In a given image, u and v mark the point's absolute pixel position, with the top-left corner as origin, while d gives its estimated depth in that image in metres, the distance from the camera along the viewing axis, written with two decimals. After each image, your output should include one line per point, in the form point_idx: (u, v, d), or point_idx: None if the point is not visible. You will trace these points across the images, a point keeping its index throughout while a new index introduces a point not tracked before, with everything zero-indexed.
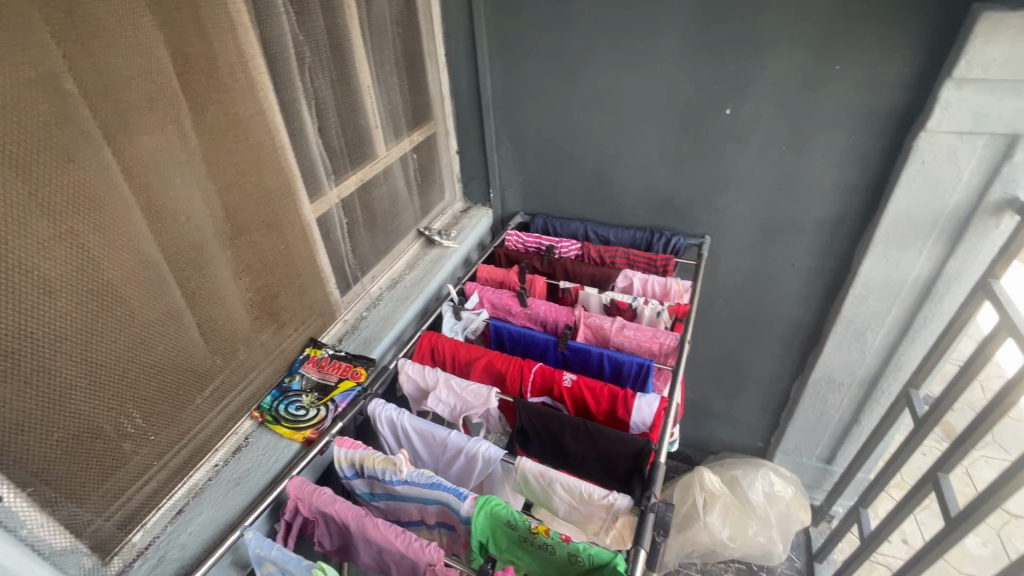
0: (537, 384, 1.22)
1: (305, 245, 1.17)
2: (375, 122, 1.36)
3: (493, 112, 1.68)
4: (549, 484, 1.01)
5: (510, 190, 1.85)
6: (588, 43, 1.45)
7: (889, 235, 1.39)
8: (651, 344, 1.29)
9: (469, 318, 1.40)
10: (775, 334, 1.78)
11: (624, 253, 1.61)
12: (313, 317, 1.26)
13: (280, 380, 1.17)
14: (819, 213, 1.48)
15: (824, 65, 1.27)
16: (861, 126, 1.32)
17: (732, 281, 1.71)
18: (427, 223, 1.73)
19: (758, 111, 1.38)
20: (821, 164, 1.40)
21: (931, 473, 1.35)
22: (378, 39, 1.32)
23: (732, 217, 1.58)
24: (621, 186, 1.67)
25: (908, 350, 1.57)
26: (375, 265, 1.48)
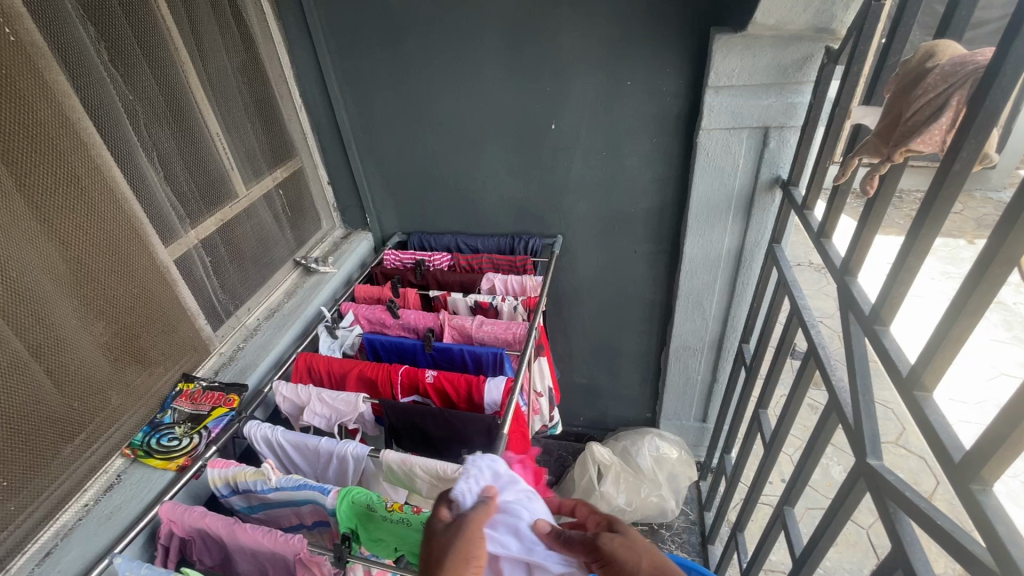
0: (405, 385, 1.35)
1: (164, 287, 1.25)
2: (230, 164, 1.46)
3: (354, 144, 1.82)
4: (410, 469, 1.14)
5: (385, 212, 1.99)
6: (425, 76, 1.62)
7: (698, 217, 1.65)
8: (506, 335, 1.47)
9: (344, 335, 1.52)
10: (637, 313, 2.01)
11: (489, 258, 1.78)
12: (185, 354, 1.32)
13: (152, 417, 1.23)
14: (645, 205, 1.72)
15: (619, 82, 1.51)
16: (658, 129, 1.57)
17: (592, 271, 1.93)
18: (304, 252, 1.82)
19: (577, 124, 1.61)
20: (636, 163, 1.64)
21: (756, 412, 1.61)
22: (221, 89, 1.42)
23: (578, 215, 1.80)
24: (481, 199, 1.85)
25: (738, 310, 1.84)
26: (250, 298, 1.56)
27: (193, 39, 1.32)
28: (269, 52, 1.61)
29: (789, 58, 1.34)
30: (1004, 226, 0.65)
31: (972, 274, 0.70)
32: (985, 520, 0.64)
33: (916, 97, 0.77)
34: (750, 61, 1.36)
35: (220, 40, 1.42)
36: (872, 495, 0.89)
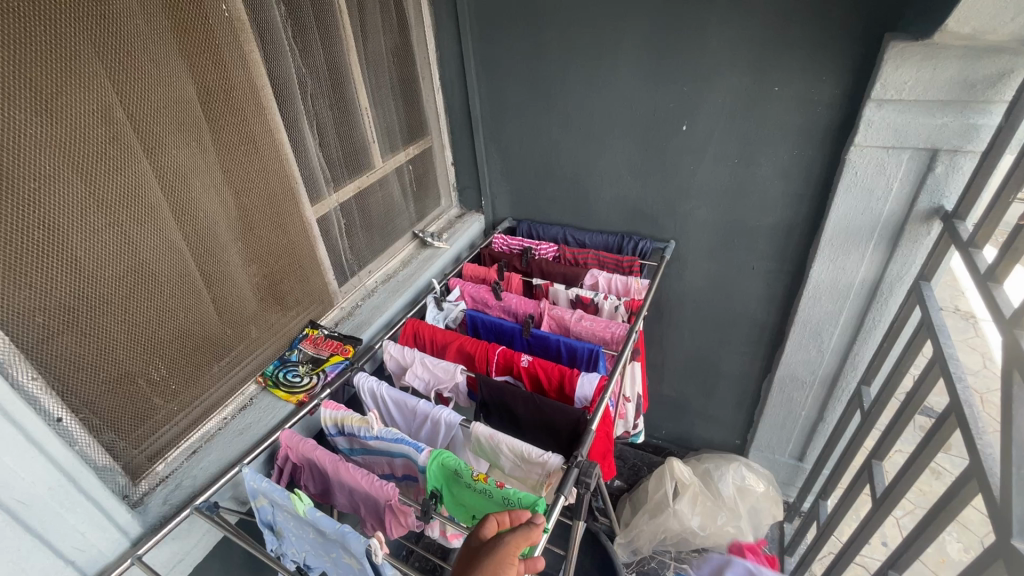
0: (500, 365, 1.40)
1: (306, 241, 1.40)
2: (372, 137, 1.59)
3: (482, 128, 1.89)
4: (496, 445, 1.19)
5: (500, 197, 2.05)
6: (561, 67, 1.65)
7: (832, 241, 1.51)
8: (604, 333, 1.46)
9: (449, 308, 1.61)
10: (742, 333, 1.90)
11: (595, 254, 1.77)
12: (313, 304, 1.48)
13: (282, 353, 1.39)
14: (771, 220, 1.62)
15: (765, 86, 1.42)
16: (801, 141, 1.45)
17: (700, 282, 1.85)
18: (423, 226, 1.94)
19: (710, 127, 1.54)
20: (769, 175, 1.54)
21: (868, 461, 1.46)
22: (375, 67, 1.55)
23: (695, 222, 1.73)
24: (596, 194, 1.85)
25: (862, 348, 1.67)
26: (372, 261, 1.70)
27: (358, 20, 1.45)
28: (420, 36, 1.72)
29: (978, 73, 1.17)
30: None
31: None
32: None
33: None
34: (927, 74, 1.21)
35: (380, 23, 1.54)
36: None
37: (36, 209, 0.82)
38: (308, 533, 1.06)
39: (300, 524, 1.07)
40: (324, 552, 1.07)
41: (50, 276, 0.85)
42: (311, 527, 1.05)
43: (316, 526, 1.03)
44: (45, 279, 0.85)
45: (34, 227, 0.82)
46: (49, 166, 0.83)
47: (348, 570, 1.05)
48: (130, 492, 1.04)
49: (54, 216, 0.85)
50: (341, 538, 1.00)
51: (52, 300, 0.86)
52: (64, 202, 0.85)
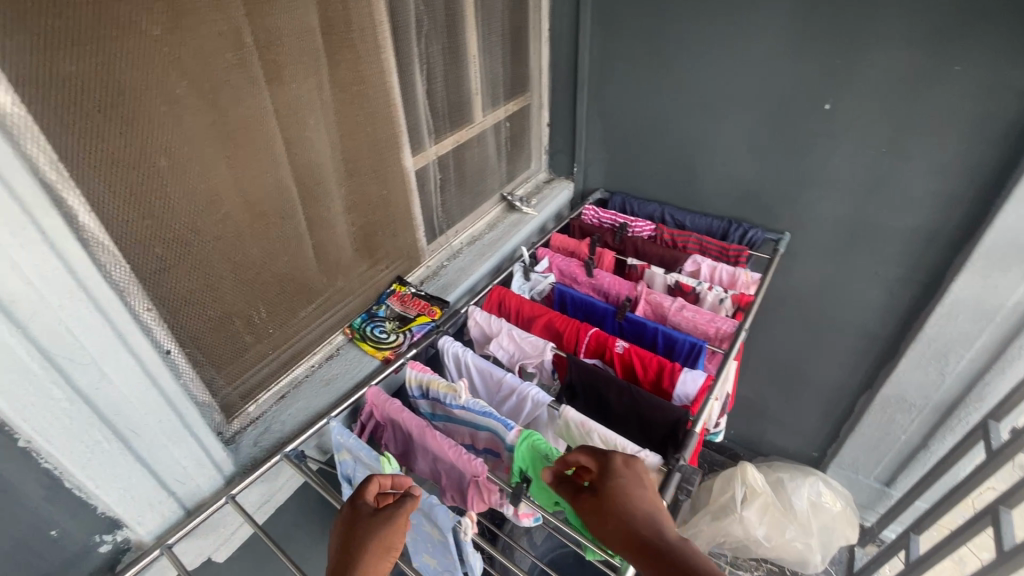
0: (591, 347, 1.32)
1: (403, 195, 1.34)
2: (476, 89, 1.49)
3: (587, 90, 1.75)
4: (587, 434, 1.12)
5: (594, 166, 1.92)
6: (692, 24, 1.47)
7: (989, 253, 1.31)
8: (707, 327, 1.34)
9: (537, 280, 1.53)
10: (847, 342, 1.73)
11: (697, 239, 1.63)
12: (401, 260, 1.43)
13: (369, 307, 1.36)
14: (912, 222, 1.42)
15: (942, 64, 1.21)
16: (975, 133, 1.24)
17: (809, 282, 1.68)
18: (511, 188, 1.85)
19: (860, 107, 1.35)
20: (923, 169, 1.34)
21: (993, 505, 1.29)
22: (489, 12, 1.44)
23: (817, 215, 1.55)
24: (705, 173, 1.69)
25: (995, 378, 1.47)
26: (460, 221, 1.63)
27: None
28: None
29: None
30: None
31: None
32: None
33: None
34: None
35: None
36: None
37: (160, 135, 0.77)
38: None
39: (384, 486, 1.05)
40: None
41: (167, 206, 0.82)
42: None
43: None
44: (162, 209, 0.81)
45: (156, 153, 0.78)
46: (177, 89, 0.78)
47: (428, 539, 1.03)
48: (223, 429, 1.04)
49: (178, 144, 0.80)
50: (426, 510, 0.97)
51: (168, 232, 0.83)
52: (189, 131, 0.81)
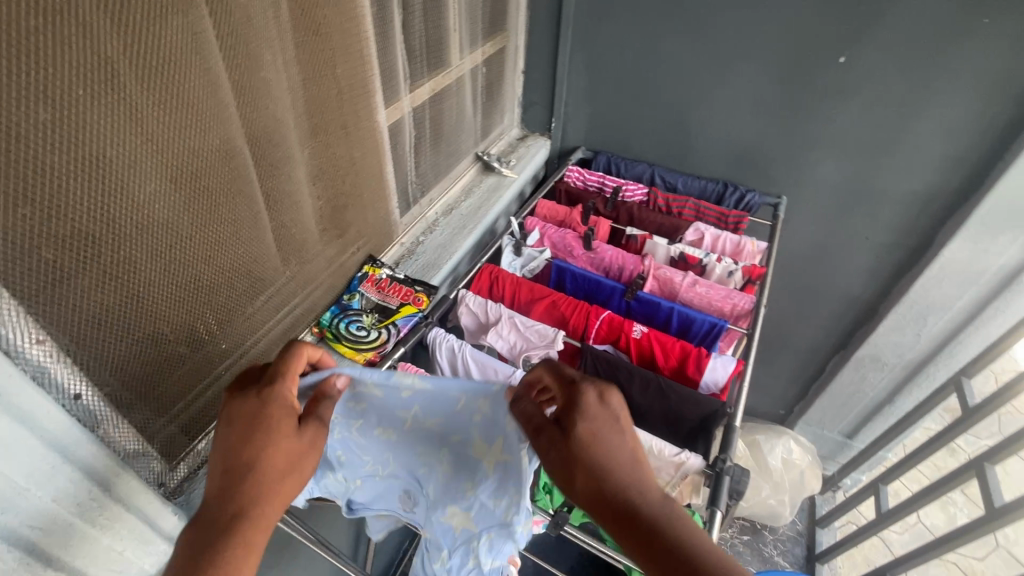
0: (602, 332, 1.17)
1: (375, 157, 1.07)
2: (455, 24, 1.22)
3: (572, 33, 1.54)
4: None
5: (575, 122, 1.73)
6: None
7: (986, 218, 1.30)
8: (722, 304, 1.24)
9: (530, 257, 1.34)
10: (827, 306, 1.73)
11: (694, 204, 1.51)
12: (373, 236, 1.17)
13: (338, 297, 1.10)
14: (911, 185, 1.39)
15: (966, 17, 1.14)
16: (988, 92, 1.20)
17: (797, 247, 1.64)
18: (484, 147, 1.61)
19: (874, 64, 1.26)
20: (931, 130, 1.29)
21: (973, 462, 1.36)
22: None
23: (815, 178, 1.49)
24: (699, 130, 1.56)
25: (966, 340, 1.54)
26: (434, 187, 1.39)
27: None
28: None
29: None
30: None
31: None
32: None
33: None
34: None
35: None
36: None
37: (34, 67, 0.48)
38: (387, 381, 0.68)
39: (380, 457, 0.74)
40: (402, 420, 0.72)
41: (57, 183, 0.53)
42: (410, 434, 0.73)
43: (426, 418, 0.71)
44: (48, 188, 0.52)
45: (29, 96, 0.48)
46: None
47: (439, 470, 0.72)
48: (167, 479, 0.77)
49: (66, 82, 0.51)
50: (466, 411, 0.69)
51: (63, 222, 0.54)
52: (82, 56, 0.52)
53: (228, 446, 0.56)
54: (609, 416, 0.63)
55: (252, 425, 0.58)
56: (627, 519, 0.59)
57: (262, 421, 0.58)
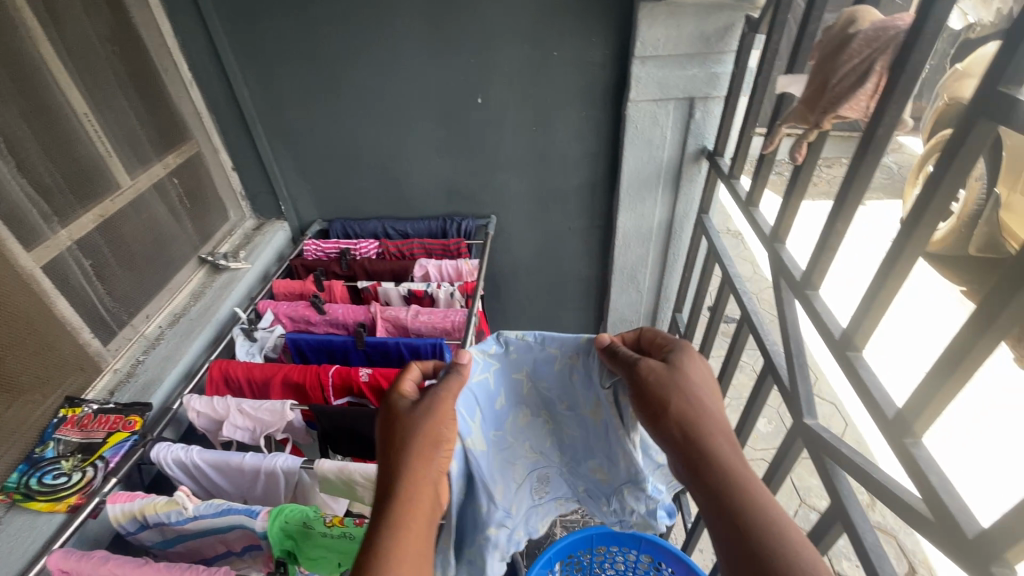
0: (337, 386, 1.25)
1: (31, 299, 1.05)
2: (106, 150, 1.25)
3: (260, 126, 1.65)
4: (350, 477, 1.05)
5: (303, 199, 1.83)
6: (337, 47, 1.48)
7: (630, 191, 1.65)
8: (445, 324, 1.41)
9: (264, 337, 1.39)
10: (574, 289, 2.02)
11: (420, 243, 1.69)
12: (68, 376, 1.13)
13: (30, 452, 1.04)
14: (577, 181, 1.70)
15: (545, 53, 1.45)
16: (587, 102, 1.54)
17: (527, 250, 1.90)
18: (211, 248, 1.63)
19: (503, 99, 1.54)
20: (568, 137, 1.61)
21: None
22: (88, 63, 1.21)
23: (511, 194, 1.75)
24: (407, 180, 1.75)
25: (670, 282, 1.90)
26: (149, 303, 1.37)
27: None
28: (144, 17, 1.39)
29: (711, 27, 1.32)
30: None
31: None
32: (919, 471, 0.67)
33: (841, 62, 0.78)
34: (675, 31, 1.33)
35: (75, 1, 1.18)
36: (811, 454, 0.94)
37: None
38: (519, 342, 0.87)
39: (504, 423, 0.89)
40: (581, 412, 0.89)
41: None
42: (535, 390, 0.89)
43: (539, 385, 0.89)
44: None
45: None
46: None
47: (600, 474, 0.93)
48: None
49: None
50: (566, 374, 0.87)
51: None
52: None
53: (406, 418, 0.72)
54: (709, 370, 0.71)
55: (391, 419, 0.73)
56: (686, 444, 0.64)
57: (396, 413, 0.73)
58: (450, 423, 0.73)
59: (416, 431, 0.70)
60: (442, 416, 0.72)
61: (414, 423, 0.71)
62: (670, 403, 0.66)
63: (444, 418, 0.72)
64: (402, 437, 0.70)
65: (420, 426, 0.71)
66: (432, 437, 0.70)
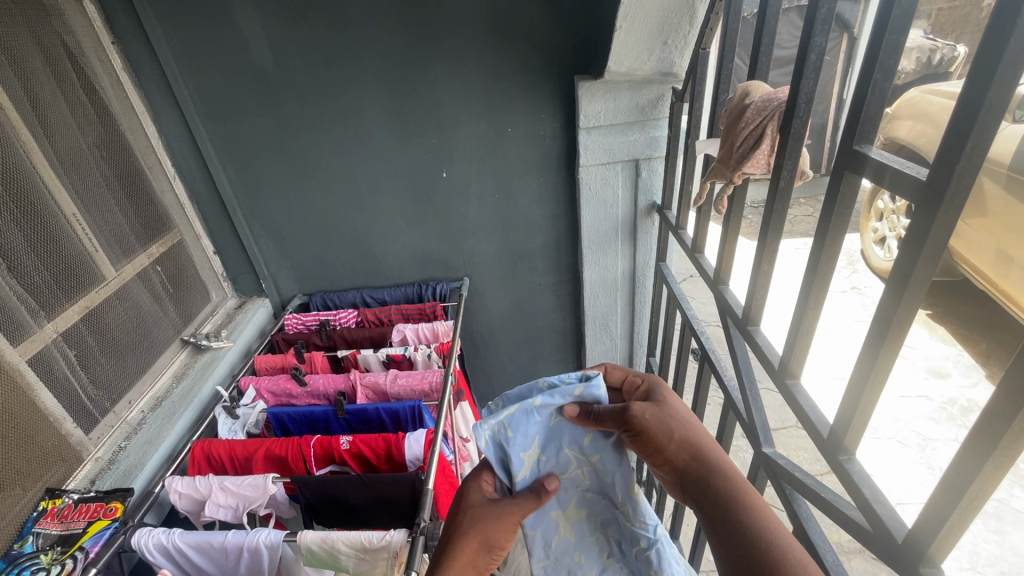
0: (319, 456, 1.28)
1: (16, 392, 1.09)
2: (94, 246, 1.33)
3: (241, 212, 1.75)
4: (332, 546, 1.06)
5: (283, 277, 1.91)
6: (310, 136, 1.62)
7: (591, 246, 1.76)
8: (422, 385, 1.46)
9: (246, 414, 1.44)
10: (550, 342, 2.10)
11: (396, 309, 1.76)
12: (49, 468, 1.14)
13: (8, 549, 1.03)
14: (541, 240, 1.82)
15: (501, 129, 1.60)
16: (543, 169, 1.68)
17: (502, 308, 1.99)
18: (194, 329, 1.67)
19: (466, 172, 1.68)
20: (529, 202, 1.74)
21: None
22: (77, 169, 1.31)
23: (480, 256, 1.85)
24: (382, 251, 1.85)
25: (641, 329, 1.98)
26: (131, 389, 1.40)
27: (35, 115, 1.20)
28: (131, 123, 1.51)
29: (644, 98, 1.49)
30: (918, 241, 0.58)
31: (895, 283, 0.62)
32: (853, 484, 0.72)
33: (742, 129, 0.91)
34: (613, 104, 1.50)
35: (68, 114, 1.30)
36: (772, 483, 0.97)
37: None
38: (534, 416, 0.77)
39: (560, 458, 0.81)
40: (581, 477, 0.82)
41: None
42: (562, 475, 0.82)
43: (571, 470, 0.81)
44: None
45: None
46: None
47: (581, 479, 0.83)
48: None
49: None
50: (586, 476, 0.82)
51: None
52: None
53: (479, 519, 0.74)
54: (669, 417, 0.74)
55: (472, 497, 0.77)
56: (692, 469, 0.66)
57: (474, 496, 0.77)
58: (507, 532, 0.75)
59: (479, 527, 0.74)
60: (502, 528, 0.74)
61: (488, 521, 0.74)
62: (669, 437, 0.67)
63: (503, 528, 0.74)
64: (472, 521, 0.74)
65: (484, 525, 0.74)
66: (483, 540, 0.73)
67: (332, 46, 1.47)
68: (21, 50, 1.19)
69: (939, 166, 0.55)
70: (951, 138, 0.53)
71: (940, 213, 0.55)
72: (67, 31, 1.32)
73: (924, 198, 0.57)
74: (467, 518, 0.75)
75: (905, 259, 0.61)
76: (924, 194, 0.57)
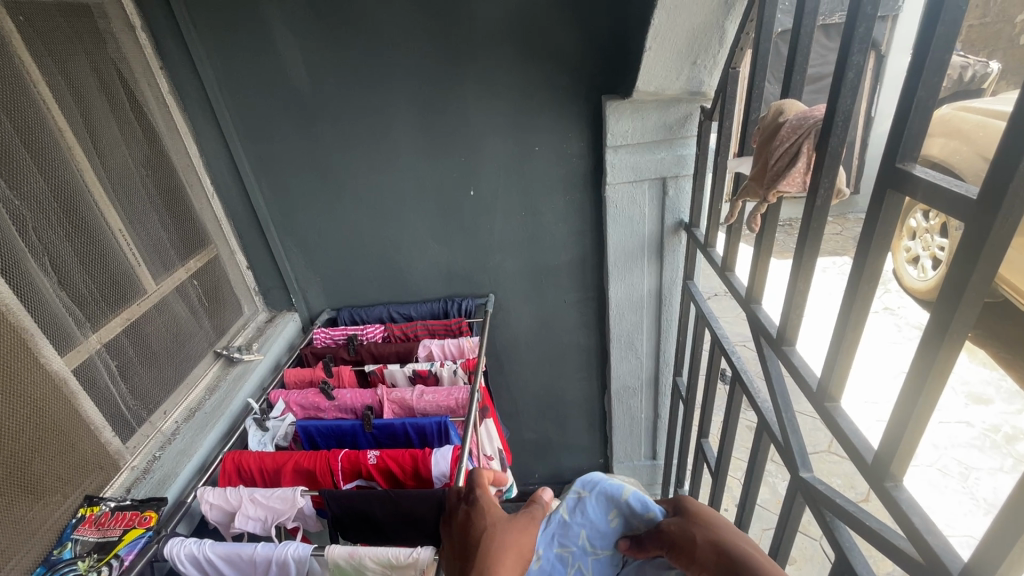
0: (346, 470, 1.29)
1: (61, 400, 1.12)
2: (137, 261, 1.38)
3: (274, 228, 1.80)
4: (360, 562, 1.06)
5: (313, 292, 1.95)
6: (342, 155, 1.66)
7: (617, 263, 1.76)
8: (448, 401, 1.46)
9: (275, 426, 1.46)
10: (574, 360, 2.08)
11: (423, 325, 1.78)
12: (89, 475, 1.17)
13: (48, 554, 1.05)
14: (567, 257, 1.82)
15: (528, 147, 1.63)
16: (569, 187, 1.69)
17: (526, 325, 1.99)
18: (226, 341, 1.71)
19: (493, 190, 1.70)
20: (555, 219, 1.75)
21: (699, 443, 1.69)
22: (124, 186, 1.37)
23: (506, 273, 1.86)
24: (409, 267, 1.88)
25: (667, 348, 1.95)
26: (167, 399, 1.43)
27: (87, 135, 1.27)
28: (175, 142, 1.58)
29: (672, 117, 1.50)
30: (971, 257, 0.57)
31: (945, 303, 0.61)
32: (901, 513, 0.69)
33: (776, 147, 0.90)
34: (640, 123, 1.51)
35: (118, 134, 1.37)
36: (811, 509, 0.94)
37: None
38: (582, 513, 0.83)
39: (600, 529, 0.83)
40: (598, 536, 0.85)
41: None
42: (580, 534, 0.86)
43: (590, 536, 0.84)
44: None
45: None
46: None
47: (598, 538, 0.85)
48: None
49: None
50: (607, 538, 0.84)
51: None
52: None
53: (494, 531, 0.73)
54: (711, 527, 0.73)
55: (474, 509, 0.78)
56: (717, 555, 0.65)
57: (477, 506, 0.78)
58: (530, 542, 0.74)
59: (505, 536, 0.73)
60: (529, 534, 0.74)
61: (516, 525, 0.75)
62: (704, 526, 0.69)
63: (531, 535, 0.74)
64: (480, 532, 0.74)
65: (509, 534, 0.73)
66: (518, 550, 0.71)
67: (366, 68, 1.52)
68: (78, 75, 1.26)
69: (992, 184, 0.54)
70: (1005, 154, 0.52)
71: (995, 232, 0.54)
72: (120, 57, 1.39)
73: (975, 217, 0.56)
74: (481, 529, 0.74)
75: (956, 278, 0.59)
76: (976, 212, 0.55)
